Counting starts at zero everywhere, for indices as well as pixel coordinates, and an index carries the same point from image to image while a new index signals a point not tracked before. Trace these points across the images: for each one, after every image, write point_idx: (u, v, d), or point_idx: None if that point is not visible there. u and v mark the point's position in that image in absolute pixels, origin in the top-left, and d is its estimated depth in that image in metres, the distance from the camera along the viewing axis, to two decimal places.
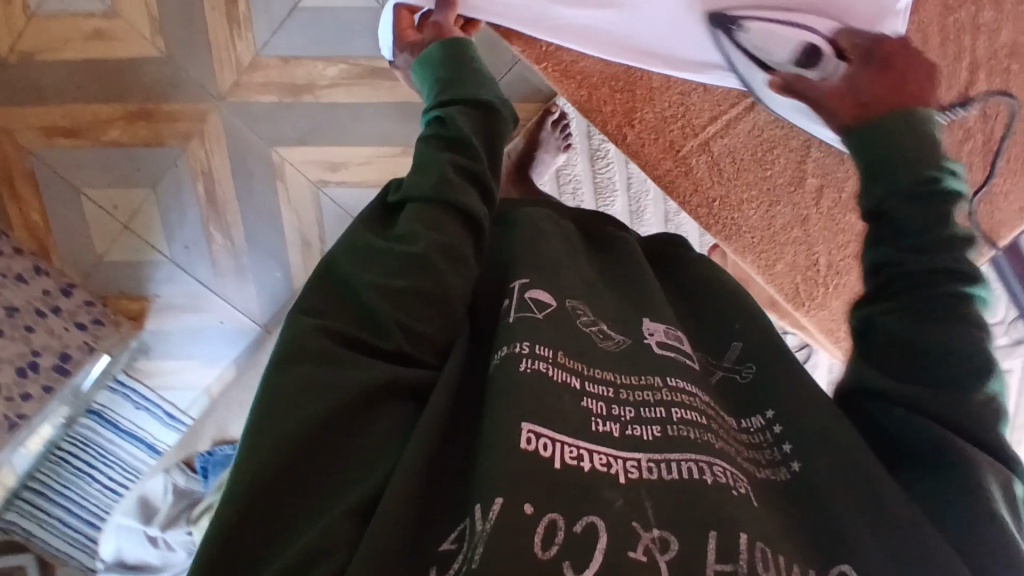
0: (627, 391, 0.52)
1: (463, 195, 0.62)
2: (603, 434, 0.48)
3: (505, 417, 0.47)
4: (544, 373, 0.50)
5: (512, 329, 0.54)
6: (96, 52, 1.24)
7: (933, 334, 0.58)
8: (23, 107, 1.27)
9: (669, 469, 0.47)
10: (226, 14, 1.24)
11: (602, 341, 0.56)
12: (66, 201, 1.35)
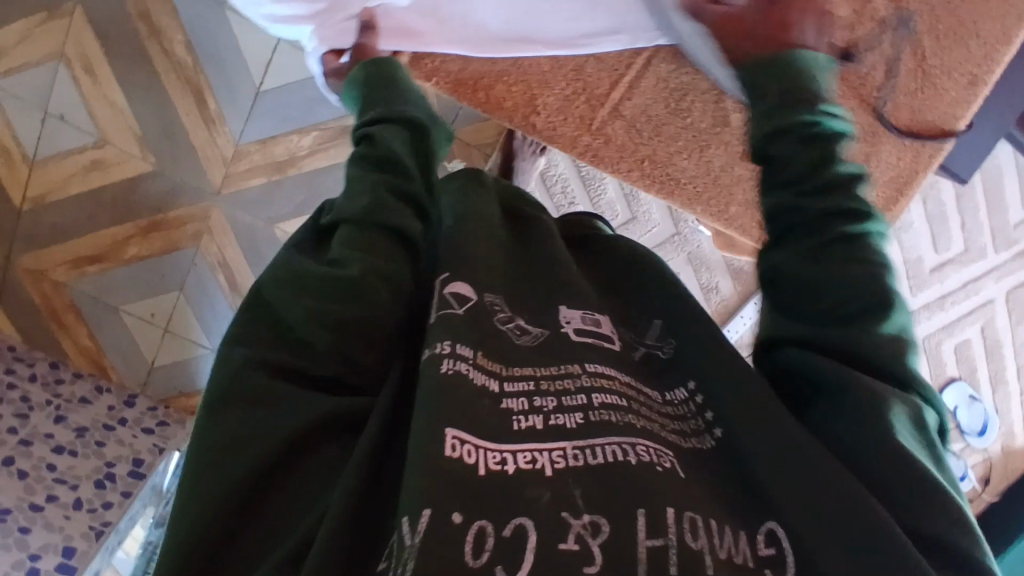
0: (546, 383, 0.55)
1: (395, 214, 0.65)
2: (527, 430, 0.51)
3: (430, 424, 0.49)
4: (467, 376, 0.53)
5: (437, 327, 0.57)
6: (98, 182, 1.38)
7: (839, 270, 0.59)
8: (54, 247, 1.42)
9: (594, 453, 0.49)
10: (201, 116, 1.34)
11: (521, 337, 0.60)
12: (109, 320, 1.49)
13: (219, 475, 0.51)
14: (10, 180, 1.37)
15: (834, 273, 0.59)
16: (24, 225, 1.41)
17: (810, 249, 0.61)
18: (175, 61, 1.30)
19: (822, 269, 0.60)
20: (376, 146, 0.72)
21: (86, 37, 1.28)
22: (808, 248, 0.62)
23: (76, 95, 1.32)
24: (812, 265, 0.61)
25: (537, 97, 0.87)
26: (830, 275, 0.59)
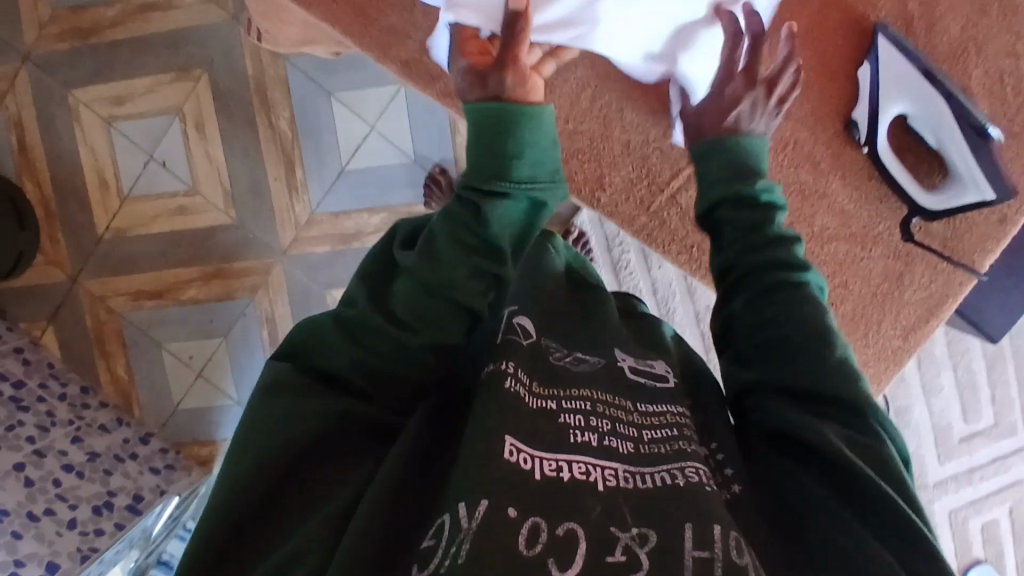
0: (603, 406, 0.56)
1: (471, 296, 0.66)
2: (581, 444, 0.52)
3: (489, 433, 0.51)
4: (523, 397, 0.54)
5: (501, 348, 0.59)
6: (178, 224, 1.50)
7: (781, 342, 0.58)
8: (121, 277, 1.52)
9: (645, 478, 0.50)
10: (287, 183, 1.47)
11: (576, 364, 0.62)
12: (149, 355, 1.55)
13: (260, 446, 0.57)
14: (100, 208, 1.50)
15: (760, 336, 0.60)
16: (100, 250, 1.51)
17: (750, 302, 0.62)
18: (276, 132, 1.46)
19: (761, 328, 0.60)
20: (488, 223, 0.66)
21: (205, 100, 1.45)
22: (757, 299, 0.62)
23: (182, 146, 1.47)
24: (758, 317, 0.61)
25: (606, 172, 0.80)
26: (767, 320, 0.60)
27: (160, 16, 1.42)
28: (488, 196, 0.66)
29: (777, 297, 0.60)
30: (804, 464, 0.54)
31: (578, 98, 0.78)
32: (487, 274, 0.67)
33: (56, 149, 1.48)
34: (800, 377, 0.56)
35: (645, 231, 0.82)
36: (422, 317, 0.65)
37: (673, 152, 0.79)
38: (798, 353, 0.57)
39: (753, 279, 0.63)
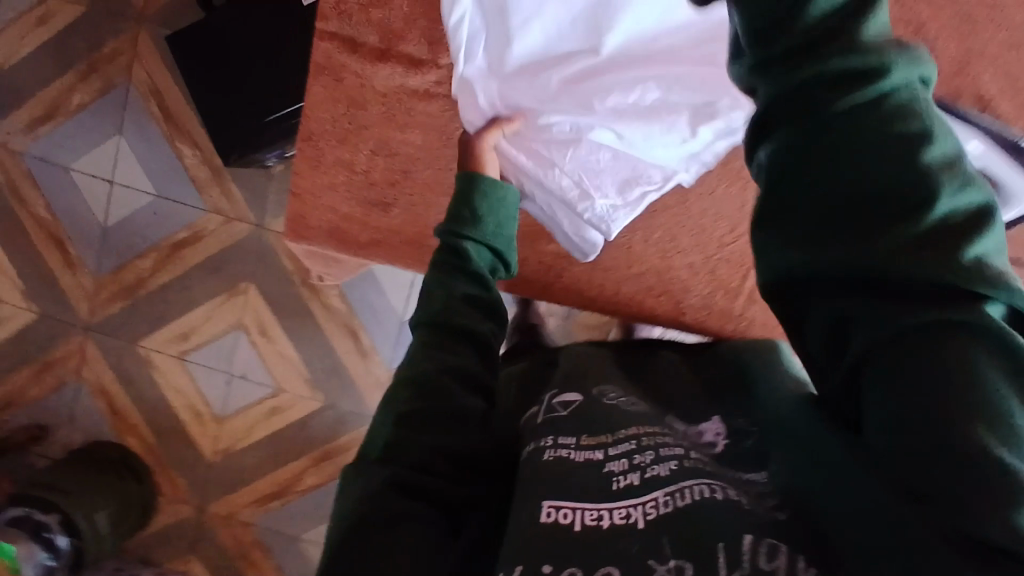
0: (648, 443, 0.59)
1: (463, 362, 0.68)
2: (624, 488, 0.54)
3: (533, 497, 0.56)
4: (566, 458, 0.59)
5: (543, 425, 0.66)
6: (276, 424, 1.56)
7: (852, 203, 0.48)
8: (242, 489, 1.58)
9: (682, 496, 0.51)
10: (358, 351, 1.53)
11: (620, 407, 0.68)
12: (291, 551, 1.59)
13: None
14: (203, 437, 1.57)
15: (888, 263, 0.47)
16: (214, 473, 1.58)
17: (818, 171, 0.49)
18: (333, 311, 1.53)
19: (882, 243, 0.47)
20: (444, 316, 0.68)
21: (260, 306, 1.52)
22: (837, 146, 0.48)
23: (254, 355, 1.54)
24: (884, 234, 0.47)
25: (681, 298, 0.83)
26: (831, 212, 0.49)
27: (192, 250, 1.49)
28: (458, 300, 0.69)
29: (847, 164, 0.48)
30: (880, 412, 0.47)
31: (631, 247, 0.82)
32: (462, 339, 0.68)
33: (144, 400, 1.56)
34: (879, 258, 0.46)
35: (737, 335, 0.84)
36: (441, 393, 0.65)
37: (733, 255, 0.82)
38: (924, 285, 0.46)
39: (845, 134, 0.47)
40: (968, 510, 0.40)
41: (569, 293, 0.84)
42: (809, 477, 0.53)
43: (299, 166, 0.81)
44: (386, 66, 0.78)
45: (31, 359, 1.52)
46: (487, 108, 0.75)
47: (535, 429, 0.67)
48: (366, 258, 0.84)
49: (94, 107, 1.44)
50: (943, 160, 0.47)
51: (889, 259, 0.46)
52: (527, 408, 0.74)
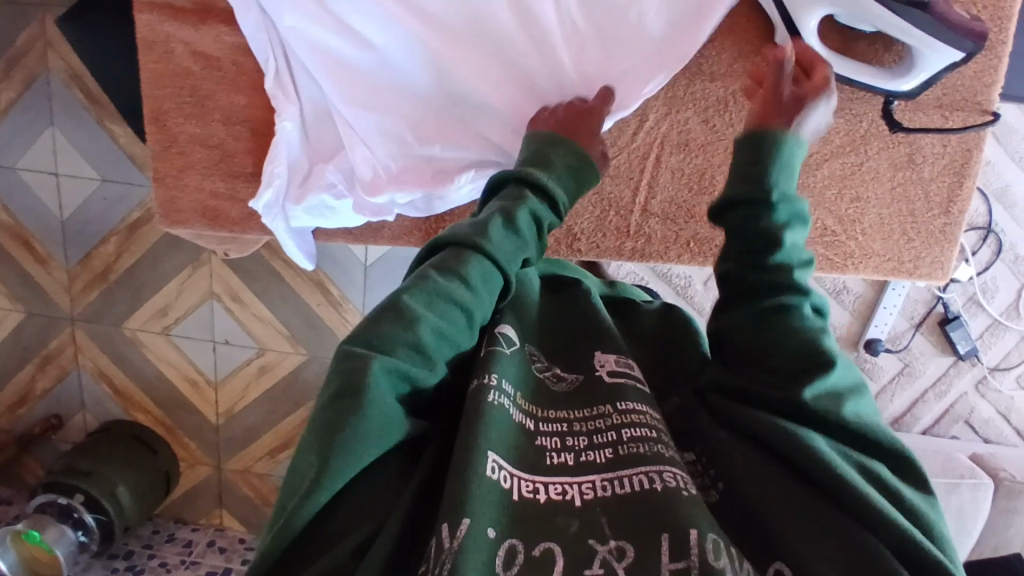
0: (580, 423, 0.52)
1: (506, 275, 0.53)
2: (559, 466, 0.48)
3: (468, 445, 0.46)
4: (509, 412, 0.49)
5: (485, 358, 0.52)
6: (268, 381, 1.60)
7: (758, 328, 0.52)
8: (252, 445, 1.65)
9: (621, 484, 0.46)
10: (329, 302, 1.53)
11: (554, 384, 0.56)
12: None
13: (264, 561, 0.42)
14: (203, 403, 1.64)
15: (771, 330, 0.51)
16: (223, 434, 1.65)
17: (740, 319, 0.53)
18: (296, 267, 1.51)
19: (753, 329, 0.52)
20: (495, 239, 0.53)
21: (227, 273, 1.53)
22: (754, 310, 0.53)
23: (231, 321, 1.56)
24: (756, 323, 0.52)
25: (571, 224, 0.78)
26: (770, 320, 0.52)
27: (149, 227, 1.50)
28: (508, 223, 0.54)
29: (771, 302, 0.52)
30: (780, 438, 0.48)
31: None
32: (507, 247, 0.53)
33: (144, 379, 1.63)
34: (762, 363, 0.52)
35: (637, 252, 0.79)
36: (489, 271, 0.52)
37: (618, 169, 0.76)
38: (799, 354, 0.50)
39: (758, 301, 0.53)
40: (853, 505, 0.44)
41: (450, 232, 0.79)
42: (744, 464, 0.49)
43: (155, 151, 0.78)
44: (210, 28, 0.73)
45: (32, 355, 1.61)
46: (276, 74, 0.72)
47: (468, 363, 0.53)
48: (244, 232, 0.81)
49: (25, 103, 1.43)
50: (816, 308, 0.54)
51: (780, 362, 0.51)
52: None
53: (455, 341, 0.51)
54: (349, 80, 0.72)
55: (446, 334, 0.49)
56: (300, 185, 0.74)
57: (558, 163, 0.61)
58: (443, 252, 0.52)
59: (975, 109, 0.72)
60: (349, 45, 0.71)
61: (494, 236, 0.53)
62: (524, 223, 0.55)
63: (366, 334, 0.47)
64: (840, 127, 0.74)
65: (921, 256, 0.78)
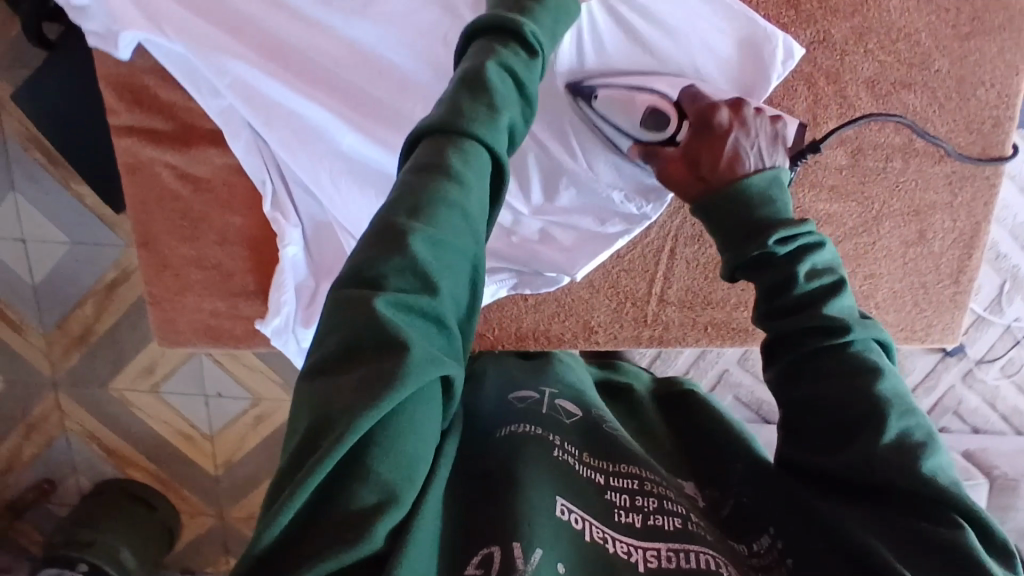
0: (647, 482, 0.51)
1: (483, 172, 0.44)
2: (624, 523, 0.46)
3: (542, 488, 0.46)
4: (573, 464, 0.51)
5: (546, 421, 0.57)
6: (265, 430, 1.58)
7: (826, 395, 0.47)
8: (254, 493, 1.63)
9: (687, 557, 0.43)
10: None
11: (627, 439, 0.58)
12: None
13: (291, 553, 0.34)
14: (200, 455, 1.61)
15: (824, 385, 0.48)
16: (223, 484, 1.63)
17: (824, 386, 0.48)
18: None
19: (805, 376, 0.49)
20: (472, 112, 0.44)
21: None
22: (807, 368, 0.49)
23: (221, 373, 1.53)
24: (832, 380, 0.47)
25: (589, 317, 0.77)
26: (842, 387, 0.47)
27: (126, 287, 1.45)
28: (472, 89, 0.45)
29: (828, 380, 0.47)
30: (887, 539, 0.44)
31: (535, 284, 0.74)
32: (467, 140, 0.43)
33: (134, 436, 1.59)
34: (838, 442, 0.47)
35: (656, 340, 0.78)
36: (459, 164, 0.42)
37: (634, 262, 0.75)
38: (868, 407, 0.45)
39: (817, 387, 0.48)
40: None
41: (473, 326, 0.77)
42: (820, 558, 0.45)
43: (147, 274, 0.74)
44: (198, 150, 0.69)
45: (15, 423, 1.55)
46: (267, 186, 0.68)
47: (537, 413, 0.59)
48: (251, 347, 0.78)
49: None
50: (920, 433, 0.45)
51: (884, 474, 0.44)
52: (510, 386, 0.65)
53: (462, 267, 0.42)
54: (364, 205, 0.68)
55: (446, 241, 0.40)
56: (309, 310, 0.72)
57: (536, 14, 0.54)
58: (418, 142, 0.43)
59: (984, 182, 0.74)
60: (331, 146, 0.67)
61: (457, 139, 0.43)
62: (492, 79, 0.45)
63: (360, 267, 0.38)
64: (852, 210, 0.75)
65: (933, 324, 0.80)
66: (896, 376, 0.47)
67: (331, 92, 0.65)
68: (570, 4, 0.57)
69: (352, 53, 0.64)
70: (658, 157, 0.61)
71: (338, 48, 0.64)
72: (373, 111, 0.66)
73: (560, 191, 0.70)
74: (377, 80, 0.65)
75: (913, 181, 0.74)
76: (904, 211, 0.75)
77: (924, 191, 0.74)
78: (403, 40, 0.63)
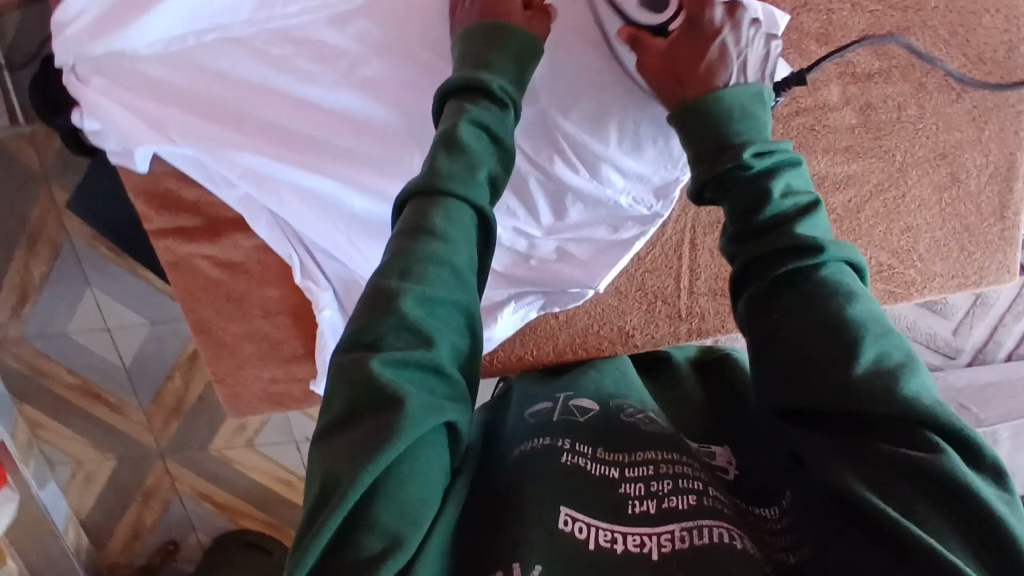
0: (666, 464, 0.52)
1: (467, 237, 0.51)
2: (640, 514, 0.48)
3: (547, 500, 0.49)
4: (584, 467, 0.53)
5: (563, 427, 0.58)
6: None
7: (791, 326, 0.48)
8: None
9: (699, 534, 0.46)
10: None
11: (644, 424, 0.59)
12: None
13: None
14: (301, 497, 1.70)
15: (789, 314, 0.48)
16: None
17: (788, 317, 0.48)
18: None
19: (777, 306, 0.49)
20: (446, 173, 0.51)
21: None
22: (771, 301, 0.49)
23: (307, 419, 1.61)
24: (780, 309, 0.49)
25: (623, 323, 0.77)
26: (803, 318, 0.47)
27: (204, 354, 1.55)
28: (448, 150, 0.52)
29: (801, 298, 0.48)
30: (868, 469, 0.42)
31: (562, 301, 0.76)
32: (439, 212, 0.50)
33: (239, 489, 1.69)
34: (810, 377, 0.46)
35: (695, 332, 0.78)
36: (439, 226, 0.49)
37: (654, 261, 0.75)
38: (830, 339, 0.46)
39: (784, 299, 0.49)
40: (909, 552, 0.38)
41: (511, 351, 0.79)
42: (816, 511, 0.46)
43: (206, 356, 0.80)
44: (227, 237, 0.74)
45: (132, 495, 1.68)
46: (291, 256, 0.73)
47: (549, 421, 0.60)
48: (312, 405, 0.83)
49: (56, 272, 1.46)
50: (897, 357, 0.45)
51: (865, 407, 0.43)
52: (537, 400, 0.67)
53: (454, 318, 0.49)
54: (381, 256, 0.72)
55: (437, 299, 0.48)
56: None
57: (496, 59, 0.58)
58: (404, 210, 0.50)
59: (1011, 112, 0.71)
60: (341, 209, 0.70)
61: (430, 211, 0.50)
62: (465, 138, 0.52)
63: (355, 334, 0.46)
64: (875, 167, 0.72)
65: (985, 266, 0.76)
66: (864, 296, 0.48)
67: (330, 158, 0.68)
68: (531, 46, 0.60)
69: (341, 119, 0.67)
70: (641, 46, 0.60)
71: (328, 118, 0.67)
72: (374, 168, 0.68)
73: (569, 209, 0.70)
74: (373, 139, 0.68)
75: (933, 125, 0.71)
76: (930, 157, 0.72)
77: (948, 132, 0.71)
78: (387, 99, 0.67)
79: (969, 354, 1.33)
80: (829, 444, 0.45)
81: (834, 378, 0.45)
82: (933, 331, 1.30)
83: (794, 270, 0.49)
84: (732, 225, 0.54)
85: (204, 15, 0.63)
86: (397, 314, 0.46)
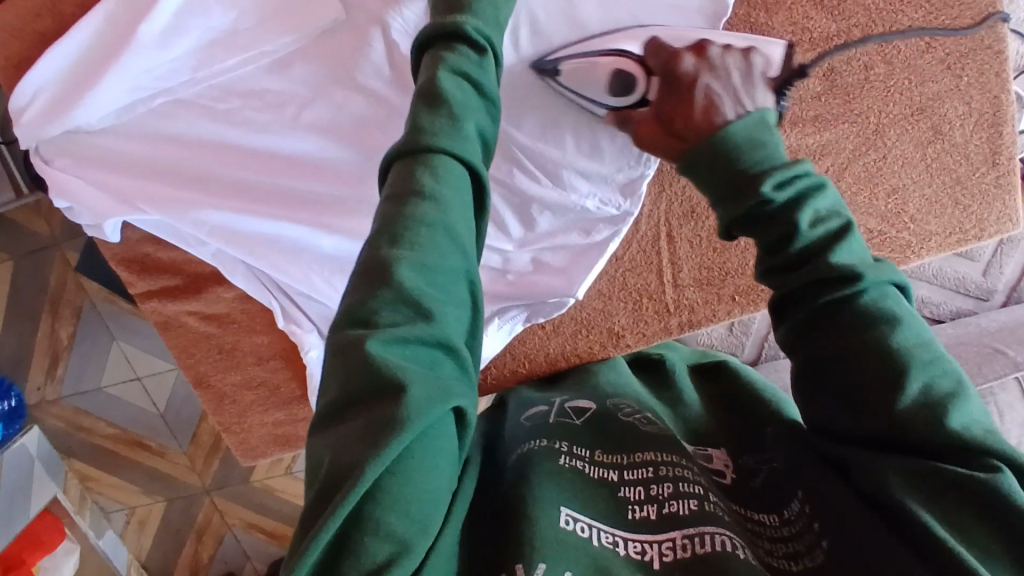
0: (665, 466, 0.51)
1: (466, 193, 0.44)
2: (640, 520, 0.47)
3: (545, 503, 0.48)
4: (582, 470, 0.52)
5: (557, 431, 0.58)
6: None
7: (838, 344, 0.44)
8: None
9: (702, 541, 0.44)
10: None
11: (643, 424, 0.58)
12: None
13: None
14: None
15: (836, 338, 0.44)
16: None
17: (835, 340, 0.44)
18: None
19: (821, 332, 0.44)
20: (435, 128, 0.44)
21: None
22: (814, 326, 0.45)
23: None
24: (825, 333, 0.44)
25: (611, 323, 0.76)
26: (849, 339, 0.43)
27: None
28: (430, 104, 0.45)
29: (843, 324, 0.43)
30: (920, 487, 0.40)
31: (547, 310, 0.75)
32: (431, 170, 0.43)
33: (287, 515, 1.73)
34: (857, 394, 0.43)
35: (687, 325, 0.76)
36: (435, 185, 0.42)
37: (634, 257, 0.74)
38: (881, 362, 0.42)
39: (827, 324, 0.44)
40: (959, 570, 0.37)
41: (505, 362, 0.78)
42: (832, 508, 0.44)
43: (210, 407, 0.82)
44: (210, 291, 0.75)
45: (186, 533, 1.72)
46: (273, 293, 0.74)
47: (545, 425, 0.60)
48: None
49: (82, 331, 1.51)
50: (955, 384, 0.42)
51: (925, 432, 0.40)
52: (532, 407, 0.67)
53: (458, 290, 0.43)
54: None
55: (437, 269, 0.41)
56: None
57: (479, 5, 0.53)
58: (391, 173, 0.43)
59: (989, 54, 0.66)
60: (315, 251, 0.71)
61: (422, 171, 0.43)
62: (447, 88, 0.45)
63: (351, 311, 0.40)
64: (849, 131, 0.69)
65: (985, 218, 0.72)
66: (911, 317, 0.44)
67: (294, 203, 0.68)
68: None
69: (300, 164, 0.67)
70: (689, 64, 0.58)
71: (285, 163, 0.67)
72: (339, 210, 0.69)
73: (537, 218, 0.69)
74: (334, 179, 0.68)
75: (907, 78, 0.67)
76: (911, 110, 0.68)
77: (926, 82, 0.67)
78: (339, 135, 0.66)
79: (1002, 294, 1.27)
80: (874, 459, 0.42)
81: (886, 396, 0.42)
82: (961, 276, 1.25)
83: (837, 298, 0.44)
84: (767, 248, 0.47)
85: (148, 82, 0.63)
86: (393, 285, 0.39)
